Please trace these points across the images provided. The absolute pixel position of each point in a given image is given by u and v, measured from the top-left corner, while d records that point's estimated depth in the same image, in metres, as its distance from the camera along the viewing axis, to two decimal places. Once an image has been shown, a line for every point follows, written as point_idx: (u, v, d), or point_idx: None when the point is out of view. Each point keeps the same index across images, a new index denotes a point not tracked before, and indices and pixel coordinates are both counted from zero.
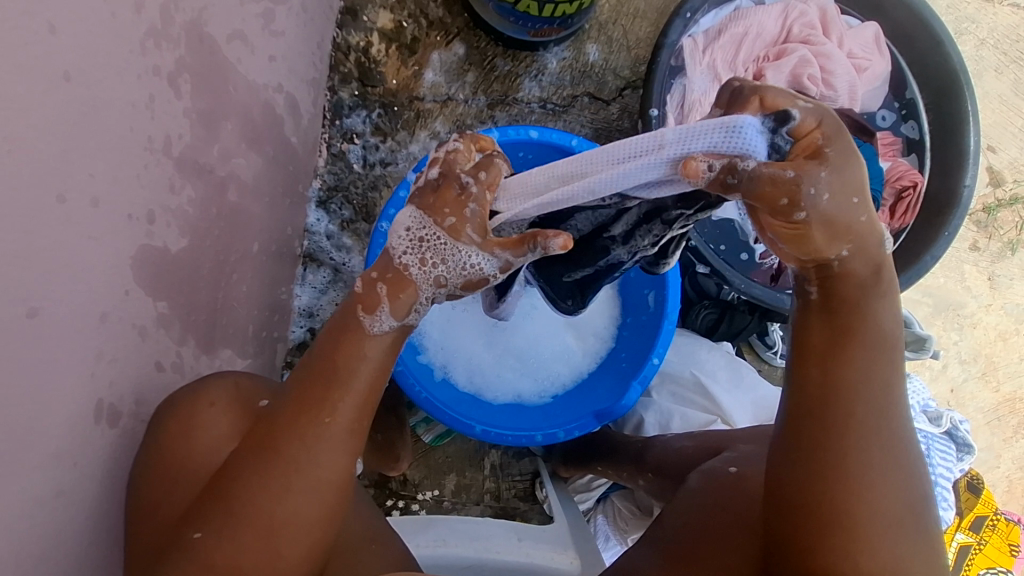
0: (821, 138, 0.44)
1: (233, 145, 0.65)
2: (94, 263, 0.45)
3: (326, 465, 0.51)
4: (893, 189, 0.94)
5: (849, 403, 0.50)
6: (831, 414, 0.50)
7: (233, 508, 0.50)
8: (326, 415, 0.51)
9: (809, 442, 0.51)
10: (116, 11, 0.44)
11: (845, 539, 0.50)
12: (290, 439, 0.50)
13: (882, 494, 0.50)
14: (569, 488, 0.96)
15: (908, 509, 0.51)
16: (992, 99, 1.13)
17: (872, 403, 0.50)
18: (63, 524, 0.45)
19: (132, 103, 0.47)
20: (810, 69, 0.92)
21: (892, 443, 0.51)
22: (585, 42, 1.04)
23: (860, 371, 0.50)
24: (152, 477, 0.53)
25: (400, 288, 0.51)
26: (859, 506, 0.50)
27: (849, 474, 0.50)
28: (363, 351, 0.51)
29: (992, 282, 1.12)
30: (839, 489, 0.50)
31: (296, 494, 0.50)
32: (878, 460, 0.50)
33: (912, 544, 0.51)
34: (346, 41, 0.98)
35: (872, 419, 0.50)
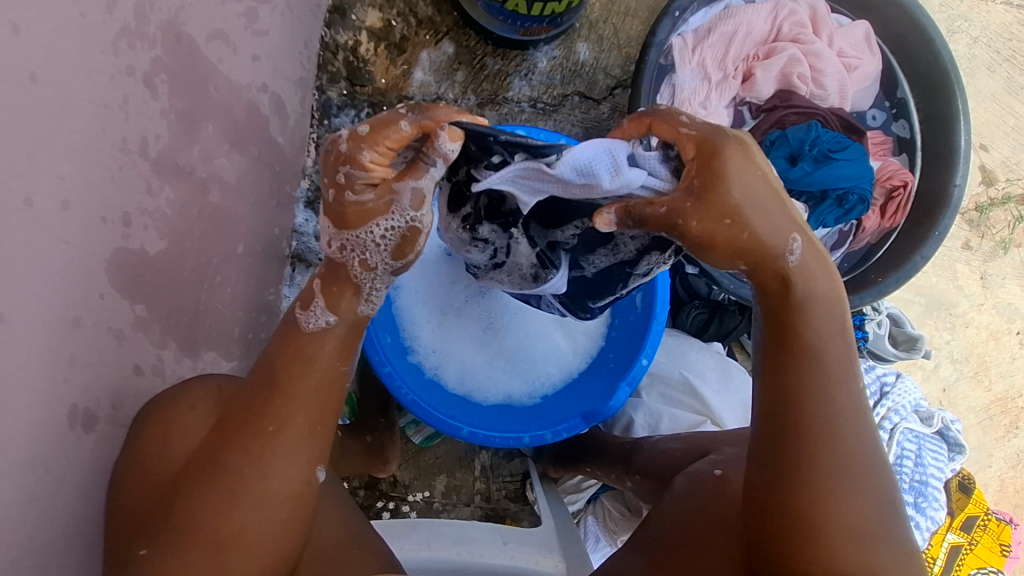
0: (694, 167, 0.47)
1: (214, 146, 0.64)
2: (67, 267, 0.44)
3: (278, 476, 0.51)
4: (883, 189, 0.94)
5: (812, 399, 0.51)
6: (797, 414, 0.51)
7: (183, 519, 0.50)
8: (269, 424, 0.51)
9: (780, 440, 0.52)
10: (86, 11, 0.43)
11: (820, 539, 0.50)
12: (237, 450, 0.51)
13: (850, 496, 0.50)
14: (558, 489, 0.96)
15: (883, 507, 0.51)
16: (985, 97, 1.12)
17: (834, 407, 0.51)
18: (35, 532, 0.44)
19: (104, 104, 0.46)
20: (800, 67, 0.91)
21: (857, 440, 0.51)
22: (575, 41, 1.03)
23: (818, 373, 0.51)
24: (125, 483, 0.52)
25: (333, 281, 0.51)
26: (826, 510, 0.50)
27: (818, 473, 0.50)
28: (316, 353, 0.52)
29: (984, 282, 1.12)
30: (808, 492, 0.50)
31: (244, 503, 0.50)
32: (841, 465, 0.51)
33: (889, 542, 0.51)
34: (334, 40, 0.97)
35: (831, 412, 0.51)
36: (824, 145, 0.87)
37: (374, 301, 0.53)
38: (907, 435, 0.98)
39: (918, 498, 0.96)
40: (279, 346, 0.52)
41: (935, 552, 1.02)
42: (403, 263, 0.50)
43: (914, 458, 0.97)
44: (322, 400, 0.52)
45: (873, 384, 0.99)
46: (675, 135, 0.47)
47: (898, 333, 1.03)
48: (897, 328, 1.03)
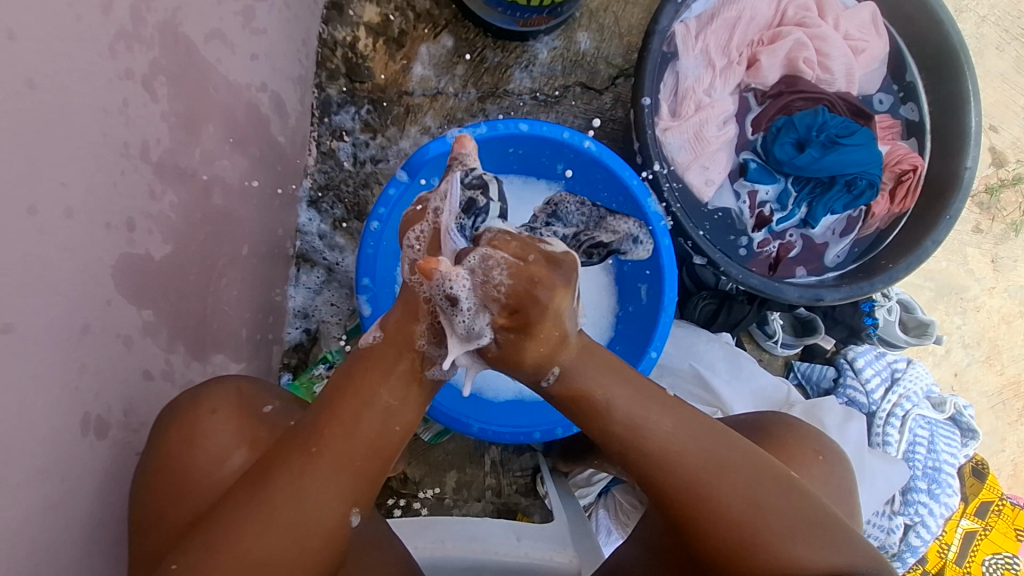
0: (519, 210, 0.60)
1: (215, 147, 0.64)
2: (72, 274, 0.44)
3: (312, 510, 0.48)
4: (892, 173, 0.92)
5: (650, 452, 0.51)
6: (648, 457, 0.51)
7: (209, 540, 0.47)
8: (314, 445, 0.49)
9: (655, 492, 0.52)
10: (82, 14, 0.42)
11: (734, 553, 0.51)
12: (282, 471, 0.48)
13: (735, 505, 0.51)
14: (570, 483, 0.95)
15: (775, 494, 0.52)
16: (994, 77, 1.10)
17: (671, 429, 0.52)
18: (54, 538, 0.45)
19: (104, 109, 0.46)
20: (806, 52, 0.90)
21: (710, 451, 0.52)
22: (576, 30, 1.02)
23: (627, 411, 0.51)
24: (147, 493, 0.52)
25: (410, 314, 0.49)
26: (729, 524, 0.51)
27: (698, 497, 0.51)
28: (373, 386, 0.49)
29: (995, 264, 1.11)
30: (710, 514, 0.51)
31: (276, 533, 0.47)
32: (711, 478, 0.51)
33: (796, 532, 0.51)
34: (332, 37, 0.96)
35: (679, 449, 0.51)
36: (831, 130, 0.87)
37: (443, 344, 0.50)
38: (920, 421, 0.97)
39: (932, 485, 0.94)
40: (342, 377, 0.51)
41: (950, 538, 1.01)
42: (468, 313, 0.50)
43: (927, 444, 0.96)
44: (377, 437, 0.49)
45: (883, 370, 0.99)
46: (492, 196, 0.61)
47: (908, 319, 1.03)
48: (907, 313, 1.03)
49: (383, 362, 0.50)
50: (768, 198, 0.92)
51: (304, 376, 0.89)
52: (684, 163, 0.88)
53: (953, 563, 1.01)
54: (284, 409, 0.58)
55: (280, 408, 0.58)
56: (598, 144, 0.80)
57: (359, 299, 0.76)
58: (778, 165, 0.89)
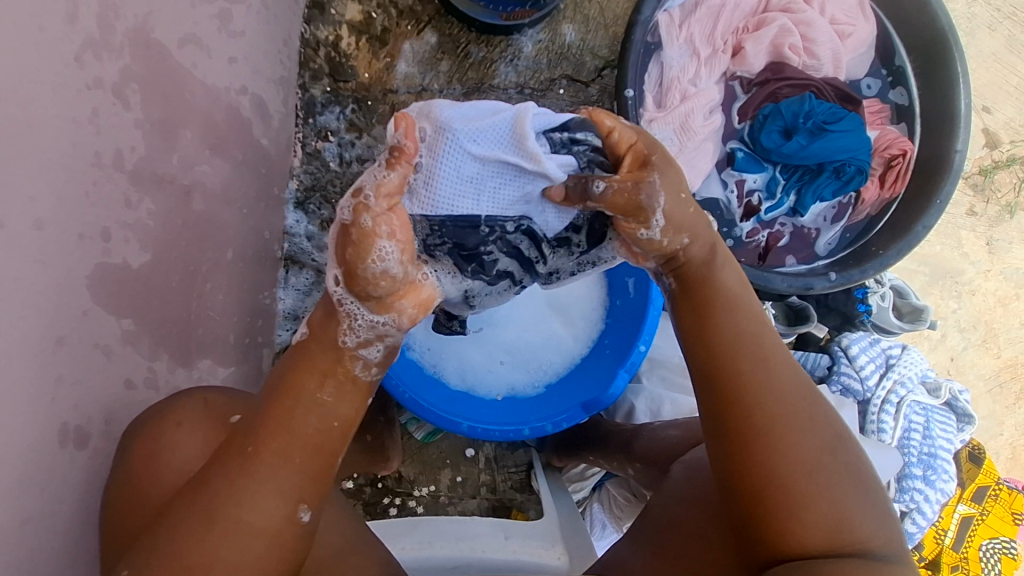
0: (644, 149, 0.50)
1: (195, 152, 0.64)
2: (46, 287, 0.44)
3: (252, 509, 0.46)
4: (881, 159, 0.91)
5: (741, 348, 0.51)
6: (728, 370, 0.51)
7: (153, 544, 0.46)
8: (249, 444, 0.48)
9: (721, 399, 0.50)
10: (45, 24, 0.42)
11: (788, 496, 0.48)
12: (221, 471, 0.47)
13: (801, 442, 0.49)
14: (563, 478, 0.97)
15: (844, 446, 0.50)
16: (986, 57, 1.09)
17: (760, 351, 0.51)
18: (33, 549, 0.45)
19: (73, 119, 0.45)
20: (791, 38, 0.88)
21: (793, 385, 0.51)
22: (560, 23, 1.01)
23: (727, 328, 0.52)
24: (114, 505, 0.51)
25: (327, 318, 0.50)
26: (788, 459, 0.48)
27: (768, 423, 0.49)
28: (306, 379, 0.49)
29: (990, 247, 1.10)
30: (774, 446, 0.49)
31: (220, 531, 0.46)
32: (786, 409, 0.50)
33: (855, 493, 0.48)
34: (314, 36, 0.95)
35: (770, 359, 0.51)
36: (818, 116, 0.86)
37: (359, 334, 0.49)
38: (915, 408, 0.97)
39: (927, 471, 0.94)
40: (278, 376, 0.50)
41: (946, 524, 1.01)
42: (394, 313, 0.50)
43: (922, 431, 0.96)
44: (315, 435, 0.49)
45: (878, 357, 0.98)
46: (612, 126, 0.51)
47: (902, 304, 1.02)
48: (901, 299, 1.02)
49: (316, 367, 0.50)
50: (757, 186, 0.91)
51: None
52: (670, 154, 0.88)
53: (950, 549, 1.01)
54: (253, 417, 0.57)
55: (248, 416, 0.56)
56: None
57: None
58: (765, 153, 0.88)
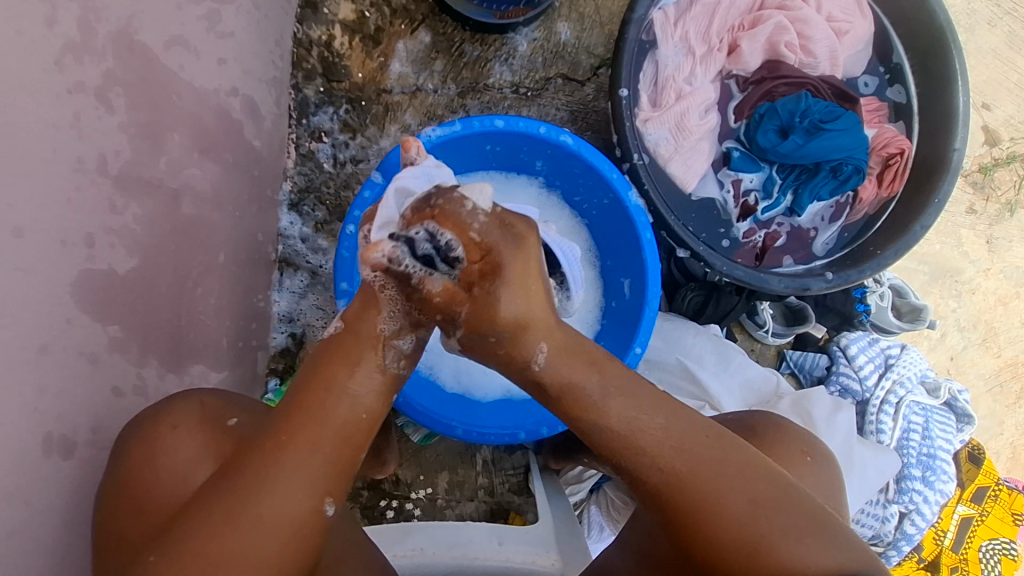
0: (478, 253, 0.49)
1: (183, 156, 0.63)
2: (27, 295, 0.43)
3: (282, 500, 0.47)
4: (879, 157, 0.90)
5: (648, 445, 0.50)
6: (645, 469, 0.51)
7: (178, 537, 0.46)
8: (282, 433, 0.49)
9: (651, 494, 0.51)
10: (22, 28, 0.41)
11: (744, 561, 0.49)
12: (249, 462, 0.48)
13: (736, 507, 0.50)
14: (560, 480, 0.95)
15: (769, 495, 0.51)
16: (986, 53, 1.07)
17: (670, 436, 0.51)
18: (19, 560, 0.44)
19: (54, 124, 0.45)
20: (787, 35, 0.87)
21: (709, 461, 0.51)
22: (555, 21, 1.00)
23: (626, 423, 0.51)
24: (111, 509, 0.51)
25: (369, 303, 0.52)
26: (731, 528, 0.50)
27: (700, 503, 0.50)
28: (339, 368, 0.50)
29: (990, 246, 1.09)
30: (714, 523, 0.50)
31: (248, 524, 0.46)
32: (710, 487, 0.50)
33: (803, 532, 0.50)
34: (307, 36, 0.95)
35: (677, 442, 0.51)
36: (814, 115, 0.85)
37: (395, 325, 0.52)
38: (914, 408, 0.96)
39: (926, 472, 0.93)
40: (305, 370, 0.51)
41: (946, 525, 1.00)
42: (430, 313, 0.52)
43: (922, 431, 0.95)
44: (344, 425, 0.50)
45: (877, 357, 0.98)
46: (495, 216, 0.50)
47: (901, 304, 1.01)
48: (900, 299, 1.01)
49: (351, 352, 0.51)
50: (753, 186, 0.91)
51: None
52: (665, 154, 0.87)
53: (950, 550, 1.00)
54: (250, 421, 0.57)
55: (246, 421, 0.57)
56: (575, 138, 0.78)
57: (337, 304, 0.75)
58: (762, 153, 0.88)
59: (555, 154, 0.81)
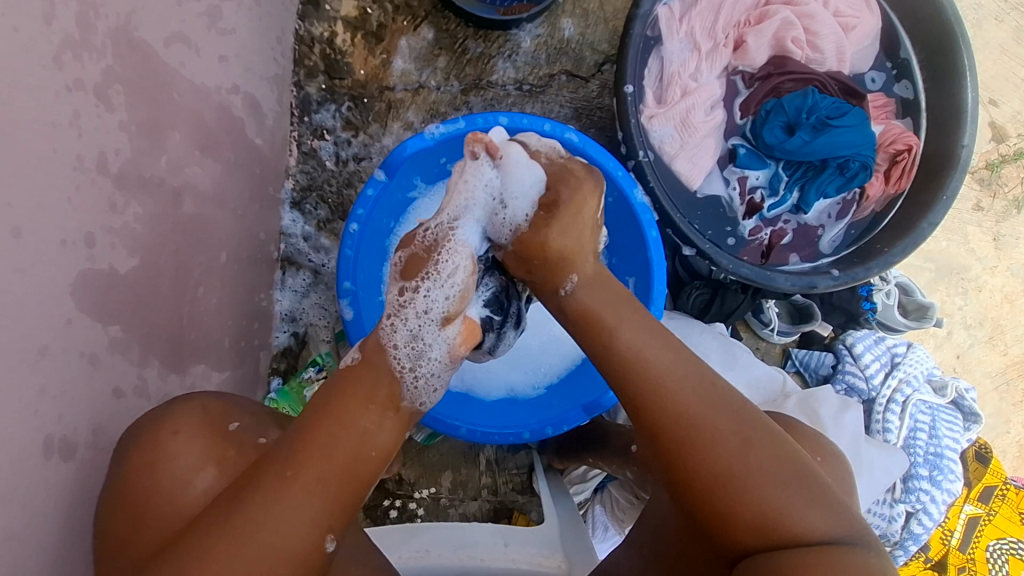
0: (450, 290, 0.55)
1: (184, 154, 0.62)
2: (25, 296, 0.43)
3: (284, 533, 0.46)
4: (886, 154, 0.89)
5: (649, 371, 0.51)
6: (640, 396, 0.51)
7: (181, 563, 0.46)
8: (289, 468, 0.47)
9: (646, 421, 0.52)
10: (20, 24, 0.40)
11: (724, 496, 0.49)
12: (256, 493, 0.47)
13: (721, 447, 0.50)
14: (564, 480, 0.94)
15: (765, 444, 0.50)
16: (993, 49, 1.06)
17: (668, 369, 0.52)
18: (19, 565, 0.44)
19: (52, 122, 0.44)
20: (794, 31, 0.87)
21: (706, 397, 0.51)
22: (559, 17, 0.99)
23: (630, 348, 0.52)
24: (111, 515, 0.51)
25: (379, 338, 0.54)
26: (717, 464, 0.49)
27: (692, 433, 0.50)
28: (350, 405, 0.50)
29: (997, 243, 1.08)
30: (700, 454, 0.50)
31: (251, 555, 0.46)
32: (700, 418, 0.50)
33: (787, 488, 0.49)
34: (308, 33, 0.94)
35: (674, 376, 0.52)
36: (821, 111, 0.84)
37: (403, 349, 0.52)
38: (921, 407, 0.95)
39: (933, 471, 0.93)
40: (319, 399, 0.51)
41: (953, 524, 1.00)
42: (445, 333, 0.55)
43: (928, 430, 0.94)
44: (350, 461, 0.49)
45: (883, 355, 0.97)
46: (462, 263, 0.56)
47: (907, 302, 1.00)
48: (907, 297, 1.01)
49: (363, 387, 0.51)
50: (759, 183, 0.90)
51: (294, 381, 0.88)
52: (671, 151, 0.86)
53: (956, 549, 0.99)
54: (252, 426, 0.58)
55: (247, 425, 0.57)
56: (580, 136, 0.77)
57: (341, 303, 0.75)
58: (768, 150, 0.87)
59: None
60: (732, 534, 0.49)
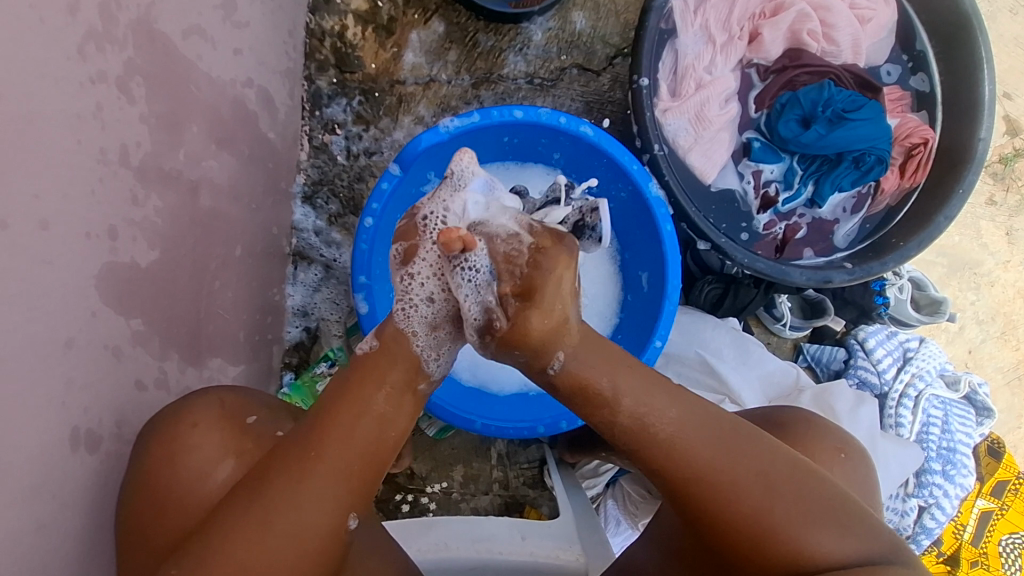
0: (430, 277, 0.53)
1: (201, 147, 0.62)
2: (51, 288, 0.43)
3: (308, 513, 0.47)
4: (902, 147, 0.89)
5: (660, 435, 0.50)
6: (656, 460, 0.50)
7: (203, 549, 0.46)
8: (310, 449, 0.48)
9: (665, 481, 0.51)
10: (45, 15, 0.40)
11: (755, 544, 0.49)
12: (278, 474, 0.47)
13: (741, 497, 0.49)
14: (576, 474, 0.94)
15: (792, 483, 0.50)
16: (1008, 42, 1.06)
17: (678, 425, 0.50)
18: (47, 556, 0.44)
19: (76, 114, 0.44)
20: (810, 23, 0.86)
21: (717, 453, 0.50)
22: (570, 10, 0.99)
23: (636, 412, 0.50)
24: (132, 507, 0.51)
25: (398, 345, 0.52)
26: (741, 514, 0.49)
27: (711, 487, 0.49)
28: (368, 389, 0.50)
29: (1010, 237, 1.08)
30: (724, 508, 0.49)
31: (280, 535, 0.46)
32: (717, 471, 0.49)
33: (813, 521, 0.49)
34: (320, 26, 0.93)
35: (686, 430, 0.50)
36: (837, 105, 0.84)
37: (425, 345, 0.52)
38: (933, 401, 0.95)
39: (946, 466, 0.92)
40: (335, 383, 0.51)
41: (965, 519, 1.00)
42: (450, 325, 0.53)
43: (941, 425, 0.94)
44: (370, 443, 0.49)
45: (895, 350, 0.97)
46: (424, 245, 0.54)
47: (920, 297, 1.00)
48: (919, 291, 1.00)
49: (376, 366, 0.51)
50: (774, 177, 0.90)
51: (306, 376, 0.88)
52: (685, 145, 0.86)
53: (969, 544, 1.00)
54: (270, 419, 0.58)
55: (265, 418, 0.58)
56: (595, 128, 0.77)
57: (357, 296, 0.75)
58: (783, 143, 0.86)
59: (574, 145, 0.81)
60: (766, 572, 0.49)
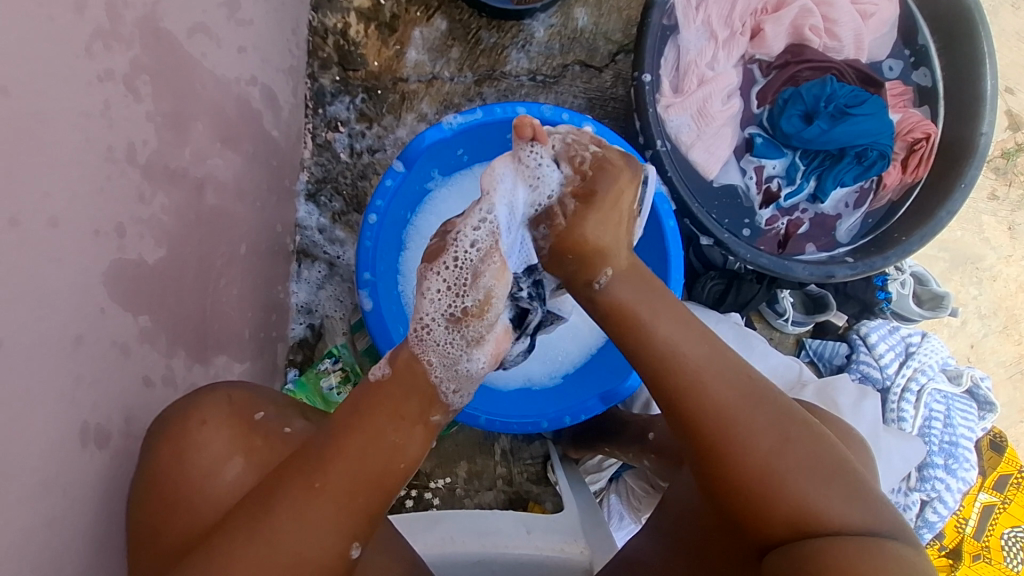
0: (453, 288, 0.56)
1: (206, 145, 0.62)
2: (60, 285, 0.43)
3: (309, 540, 0.47)
4: (904, 143, 0.89)
5: (685, 366, 0.52)
6: (676, 396, 0.52)
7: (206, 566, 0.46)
8: (318, 478, 0.48)
9: (678, 417, 0.53)
10: (53, 13, 0.40)
11: (761, 491, 0.49)
12: (286, 498, 0.48)
13: (754, 443, 0.50)
14: (580, 469, 0.95)
15: (805, 442, 0.51)
16: (1010, 36, 1.06)
17: (703, 359, 0.53)
18: (59, 550, 0.44)
19: (84, 112, 0.44)
20: (812, 19, 0.86)
21: (737, 395, 0.52)
22: (572, 7, 0.99)
23: (669, 338, 0.53)
24: (143, 506, 0.52)
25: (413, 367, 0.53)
26: (751, 461, 0.50)
27: (725, 425, 0.51)
28: (379, 423, 0.50)
29: (1012, 231, 1.08)
30: (732, 455, 0.50)
31: (277, 563, 0.46)
32: (734, 411, 0.51)
33: (823, 482, 0.49)
34: (322, 24, 0.94)
35: (712, 367, 0.52)
36: (839, 100, 0.84)
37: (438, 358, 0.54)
38: (935, 396, 0.95)
39: (949, 460, 0.93)
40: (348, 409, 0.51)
41: (967, 512, 1.00)
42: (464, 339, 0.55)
43: (943, 419, 0.94)
44: (375, 472, 0.49)
45: (897, 345, 0.97)
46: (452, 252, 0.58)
47: (922, 291, 1.00)
48: (922, 286, 1.01)
49: (390, 398, 0.51)
50: (776, 172, 0.90)
51: (311, 373, 0.89)
52: (687, 141, 0.86)
53: (971, 537, 1.00)
54: (276, 415, 0.58)
55: (272, 414, 0.58)
56: (597, 124, 0.77)
57: (361, 293, 0.75)
58: (785, 139, 0.87)
59: None
60: (766, 524, 0.49)
